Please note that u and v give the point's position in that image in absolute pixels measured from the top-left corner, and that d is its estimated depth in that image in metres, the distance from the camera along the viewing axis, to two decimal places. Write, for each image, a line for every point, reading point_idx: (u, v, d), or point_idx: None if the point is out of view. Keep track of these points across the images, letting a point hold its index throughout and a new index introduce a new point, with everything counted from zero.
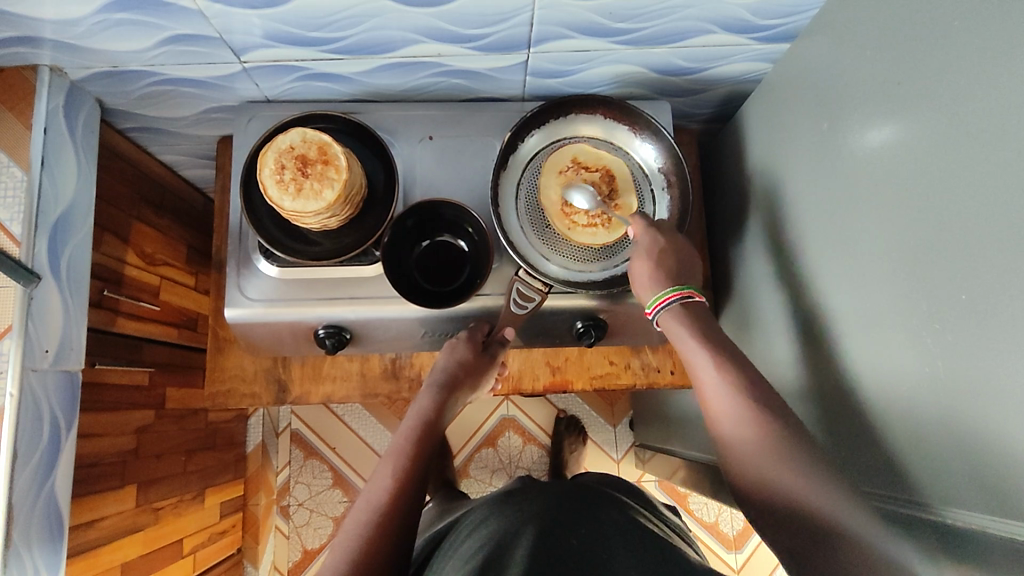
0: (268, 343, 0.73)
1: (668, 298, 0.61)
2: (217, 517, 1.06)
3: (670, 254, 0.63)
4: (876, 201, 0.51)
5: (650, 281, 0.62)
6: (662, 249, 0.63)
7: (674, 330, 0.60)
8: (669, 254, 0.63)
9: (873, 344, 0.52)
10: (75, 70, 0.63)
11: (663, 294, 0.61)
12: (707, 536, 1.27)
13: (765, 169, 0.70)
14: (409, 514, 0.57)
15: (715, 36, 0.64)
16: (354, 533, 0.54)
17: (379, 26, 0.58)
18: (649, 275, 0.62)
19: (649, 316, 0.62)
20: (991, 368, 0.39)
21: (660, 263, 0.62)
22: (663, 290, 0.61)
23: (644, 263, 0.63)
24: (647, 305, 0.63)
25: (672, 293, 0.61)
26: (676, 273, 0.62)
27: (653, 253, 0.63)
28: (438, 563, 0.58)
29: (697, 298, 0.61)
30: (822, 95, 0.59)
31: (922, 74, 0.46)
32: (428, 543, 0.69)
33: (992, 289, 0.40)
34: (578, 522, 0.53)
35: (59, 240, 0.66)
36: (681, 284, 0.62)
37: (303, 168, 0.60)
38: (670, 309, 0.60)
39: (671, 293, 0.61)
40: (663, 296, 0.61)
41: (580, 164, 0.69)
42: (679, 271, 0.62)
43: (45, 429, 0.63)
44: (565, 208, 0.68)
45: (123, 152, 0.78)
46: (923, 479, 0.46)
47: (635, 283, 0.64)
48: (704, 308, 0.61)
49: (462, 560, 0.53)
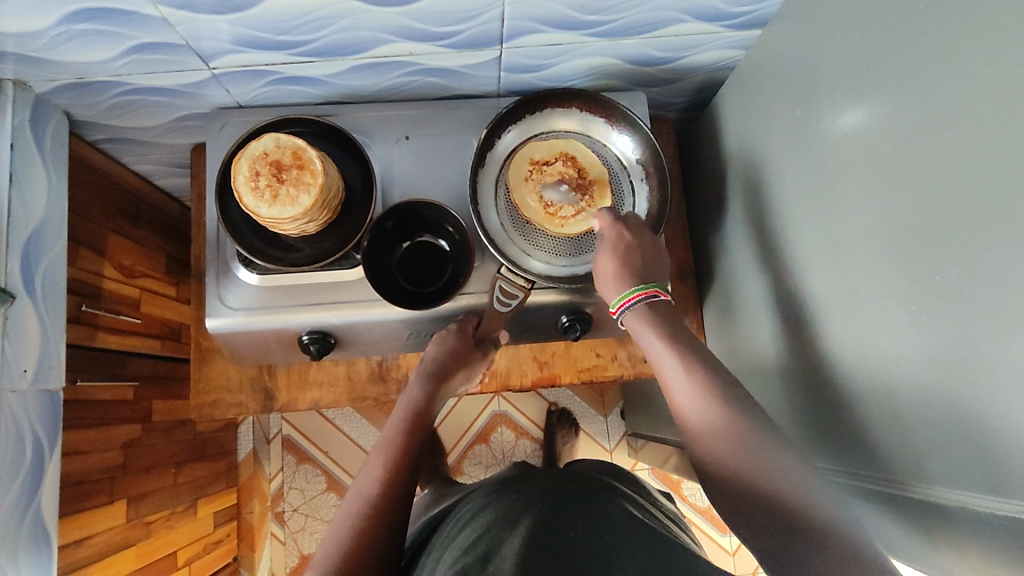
0: (252, 352, 0.72)
1: (632, 298, 0.60)
2: (210, 527, 1.05)
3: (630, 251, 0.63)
4: (849, 184, 0.52)
5: (613, 279, 0.62)
6: (627, 244, 0.63)
7: (639, 330, 0.60)
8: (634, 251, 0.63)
9: (852, 325, 0.53)
10: (39, 83, 0.62)
11: (627, 294, 0.61)
12: (702, 520, 1.29)
13: (742, 156, 0.71)
14: (401, 505, 0.57)
15: (687, 25, 0.64)
16: (343, 525, 0.54)
17: (348, 27, 0.58)
18: (614, 270, 0.62)
19: (615, 315, 0.62)
20: (968, 346, 0.40)
21: (623, 261, 0.62)
22: (629, 289, 0.61)
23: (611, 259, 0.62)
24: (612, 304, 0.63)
25: (637, 292, 0.60)
26: (641, 271, 0.62)
27: (612, 249, 0.63)
28: (434, 552, 0.58)
29: (661, 296, 0.61)
30: (795, 81, 0.59)
31: (891, 57, 0.46)
32: (422, 530, 0.69)
33: (965, 268, 0.40)
34: (572, 511, 0.52)
35: (32, 257, 0.64)
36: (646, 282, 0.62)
37: (278, 174, 0.59)
38: (632, 309, 0.60)
39: (637, 293, 0.61)
40: (629, 295, 0.61)
41: (537, 164, 0.68)
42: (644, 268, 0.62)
43: (28, 449, 0.62)
44: (550, 210, 0.67)
45: (95, 164, 0.77)
46: (902, 457, 0.48)
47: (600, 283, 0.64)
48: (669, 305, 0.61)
49: (457, 551, 0.53)
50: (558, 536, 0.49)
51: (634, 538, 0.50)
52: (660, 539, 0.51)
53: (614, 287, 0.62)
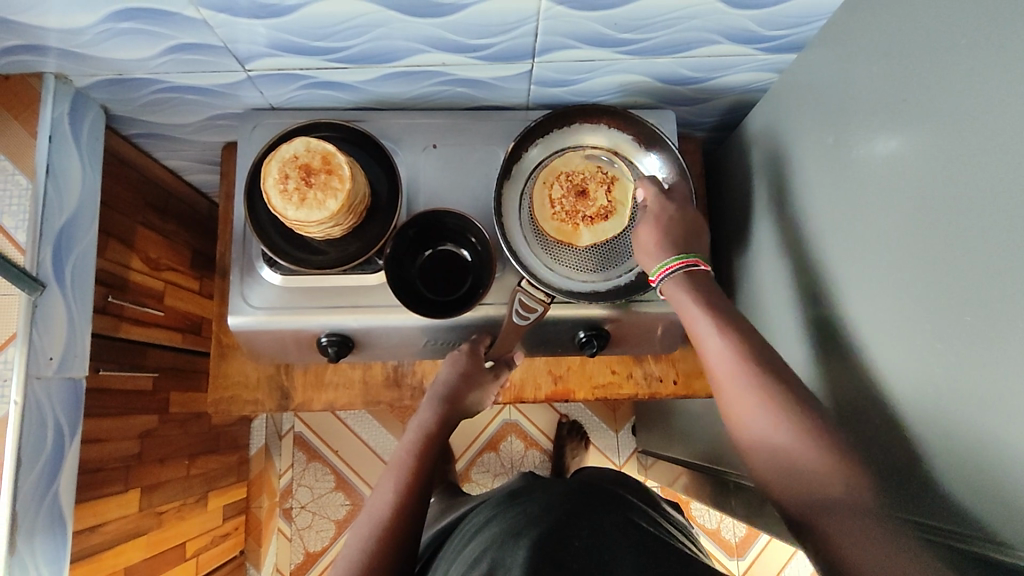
0: (272, 351, 0.73)
1: (671, 266, 0.59)
2: (220, 519, 1.06)
3: (672, 220, 0.62)
4: (880, 216, 0.51)
5: (653, 249, 0.61)
6: (671, 216, 0.62)
7: (678, 299, 0.58)
8: (677, 224, 0.62)
9: (878, 359, 0.52)
10: (79, 78, 0.64)
11: (667, 263, 0.60)
12: (711, 543, 1.27)
13: (771, 180, 0.70)
14: (412, 527, 0.57)
15: (720, 46, 0.64)
16: (355, 549, 0.54)
17: (383, 36, 0.58)
18: (655, 240, 0.61)
19: (654, 284, 0.61)
20: (999, 388, 0.39)
21: (665, 231, 0.61)
22: (668, 259, 0.60)
23: (650, 231, 0.62)
24: (651, 272, 0.62)
25: (676, 261, 0.59)
26: (681, 244, 0.61)
27: (655, 220, 0.62)
28: (441, 565, 0.58)
29: (701, 266, 0.59)
30: (829, 108, 0.58)
31: (927, 91, 0.46)
32: (433, 540, 0.69)
33: (997, 310, 0.39)
34: (580, 519, 0.52)
35: (64, 247, 0.66)
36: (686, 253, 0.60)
37: (307, 177, 0.60)
38: (673, 277, 0.59)
39: (675, 263, 0.59)
40: (667, 265, 0.60)
41: (607, 179, 0.69)
42: (685, 242, 0.61)
43: (50, 436, 0.63)
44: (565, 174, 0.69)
45: (129, 157, 0.78)
46: (924, 499, 0.47)
47: (640, 253, 0.63)
48: (708, 276, 0.59)
49: (463, 564, 0.53)
50: (564, 544, 0.49)
51: (637, 545, 0.49)
52: (663, 547, 0.51)
53: (655, 255, 0.61)
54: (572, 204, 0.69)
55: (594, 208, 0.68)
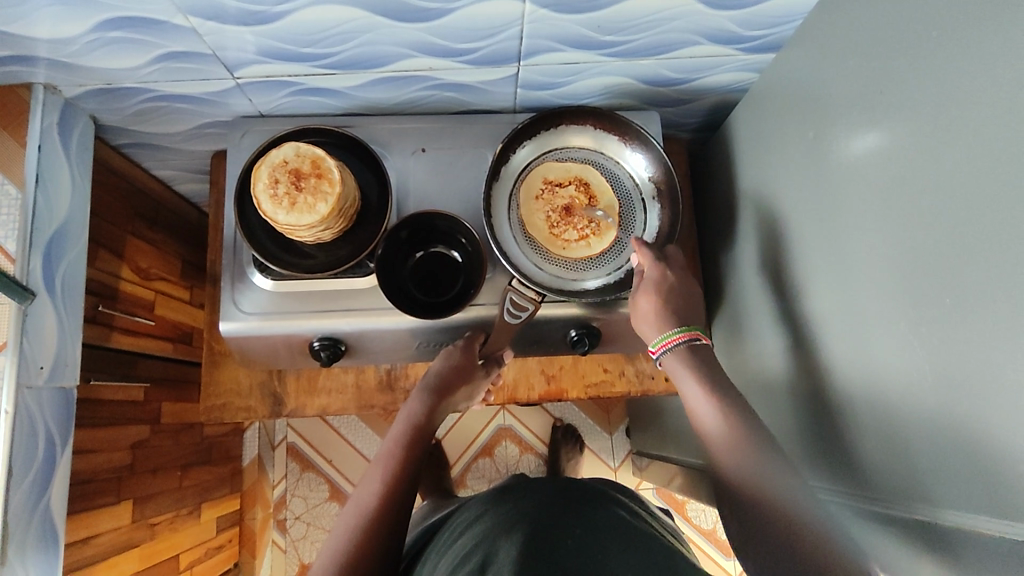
0: (264, 357, 0.73)
1: (672, 340, 0.62)
2: (213, 532, 1.05)
3: (672, 292, 0.65)
4: (859, 207, 0.52)
5: (653, 322, 0.64)
6: (669, 286, 0.65)
7: (675, 370, 0.62)
8: (675, 291, 0.65)
9: (860, 347, 0.53)
10: (68, 88, 0.64)
11: (668, 336, 0.63)
12: (705, 543, 1.28)
13: (754, 177, 0.71)
14: (397, 524, 0.57)
15: (702, 47, 0.65)
16: (340, 539, 0.54)
17: (371, 41, 0.59)
18: (652, 310, 0.64)
19: (654, 356, 0.64)
20: (976, 369, 0.40)
21: (665, 302, 0.64)
22: (670, 330, 0.63)
23: (648, 299, 0.65)
24: (652, 343, 0.65)
25: (678, 334, 0.62)
26: (680, 314, 0.64)
27: (656, 292, 0.64)
28: (428, 561, 0.57)
29: (702, 339, 0.63)
30: (807, 104, 0.60)
31: (900, 84, 0.47)
32: (422, 534, 0.69)
33: (972, 292, 0.40)
34: (563, 517, 0.53)
35: (53, 256, 0.66)
36: (686, 324, 0.64)
37: (297, 182, 0.60)
38: (674, 350, 0.62)
39: (678, 335, 0.62)
40: (669, 337, 0.63)
41: (551, 181, 0.71)
42: (684, 312, 0.64)
43: (40, 446, 0.62)
44: (553, 230, 0.69)
45: (117, 167, 0.78)
46: (904, 484, 0.48)
47: (637, 317, 0.66)
48: (710, 348, 0.63)
49: (452, 561, 0.52)
50: (555, 540, 0.49)
51: (618, 541, 0.50)
52: (641, 542, 0.52)
53: (656, 328, 0.64)
54: (587, 227, 0.69)
55: (579, 203, 0.70)
